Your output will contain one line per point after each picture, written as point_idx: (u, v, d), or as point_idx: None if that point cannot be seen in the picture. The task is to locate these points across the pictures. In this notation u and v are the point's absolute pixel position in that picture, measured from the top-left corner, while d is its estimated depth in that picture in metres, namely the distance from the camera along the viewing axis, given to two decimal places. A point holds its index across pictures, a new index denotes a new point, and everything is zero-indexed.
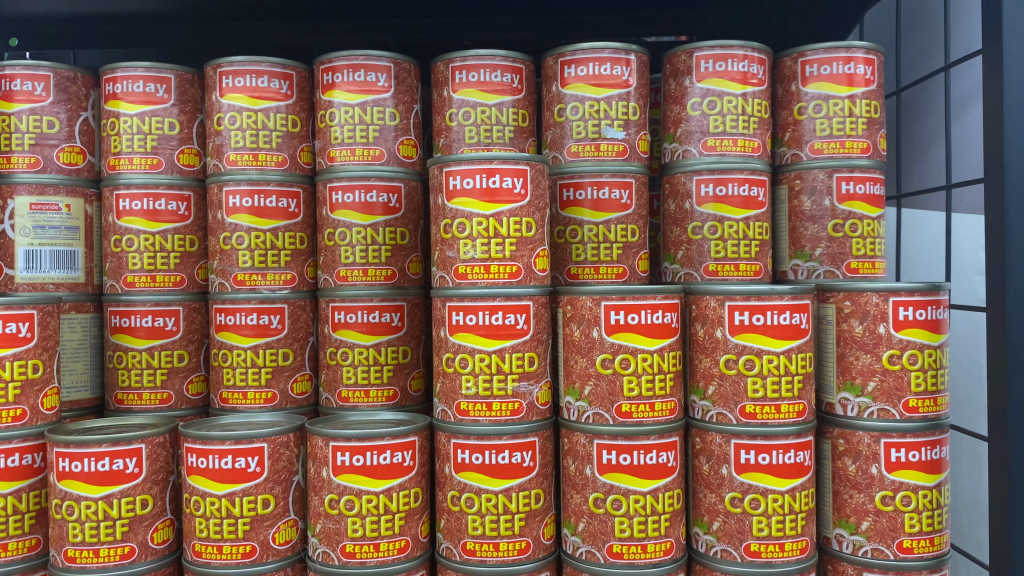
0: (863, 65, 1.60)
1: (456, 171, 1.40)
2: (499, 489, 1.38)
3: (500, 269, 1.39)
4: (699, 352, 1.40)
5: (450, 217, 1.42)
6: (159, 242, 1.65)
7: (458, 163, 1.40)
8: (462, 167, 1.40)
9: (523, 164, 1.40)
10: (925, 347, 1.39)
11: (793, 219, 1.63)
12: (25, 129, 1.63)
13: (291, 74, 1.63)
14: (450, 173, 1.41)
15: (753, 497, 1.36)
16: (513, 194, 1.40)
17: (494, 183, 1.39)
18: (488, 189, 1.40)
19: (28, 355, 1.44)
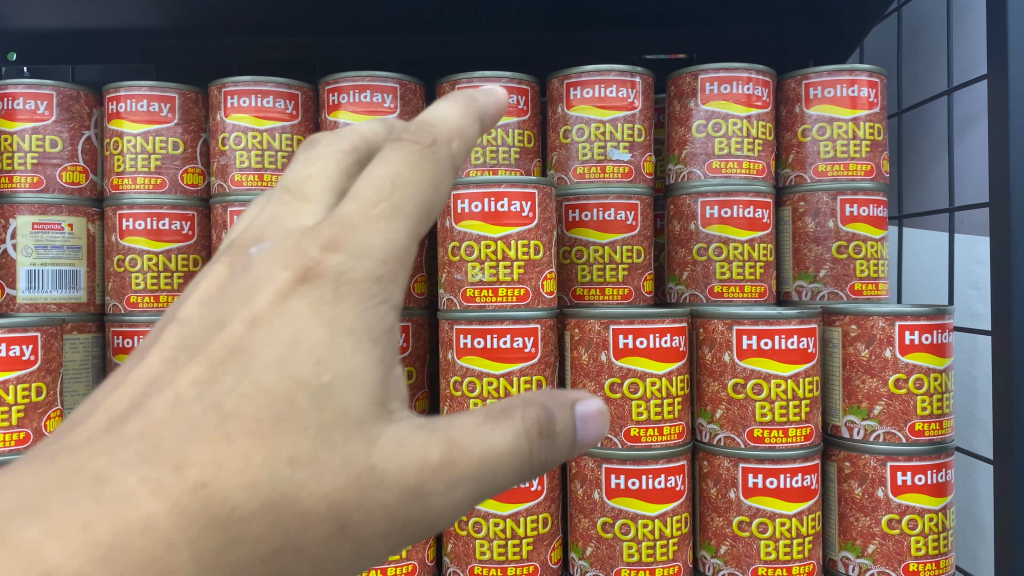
0: (866, 87, 1.61)
1: (464, 194, 1.39)
2: (507, 514, 1.37)
3: (509, 292, 1.39)
4: (706, 375, 1.41)
5: (457, 239, 1.41)
6: (162, 262, 1.64)
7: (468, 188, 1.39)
8: (472, 192, 1.39)
9: (533, 186, 1.40)
10: (931, 371, 1.40)
11: (798, 241, 1.64)
12: (27, 147, 1.61)
13: (296, 94, 1.63)
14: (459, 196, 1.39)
15: (761, 521, 1.36)
16: (522, 217, 1.40)
17: (505, 207, 1.39)
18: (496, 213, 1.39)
19: (32, 378, 1.43)
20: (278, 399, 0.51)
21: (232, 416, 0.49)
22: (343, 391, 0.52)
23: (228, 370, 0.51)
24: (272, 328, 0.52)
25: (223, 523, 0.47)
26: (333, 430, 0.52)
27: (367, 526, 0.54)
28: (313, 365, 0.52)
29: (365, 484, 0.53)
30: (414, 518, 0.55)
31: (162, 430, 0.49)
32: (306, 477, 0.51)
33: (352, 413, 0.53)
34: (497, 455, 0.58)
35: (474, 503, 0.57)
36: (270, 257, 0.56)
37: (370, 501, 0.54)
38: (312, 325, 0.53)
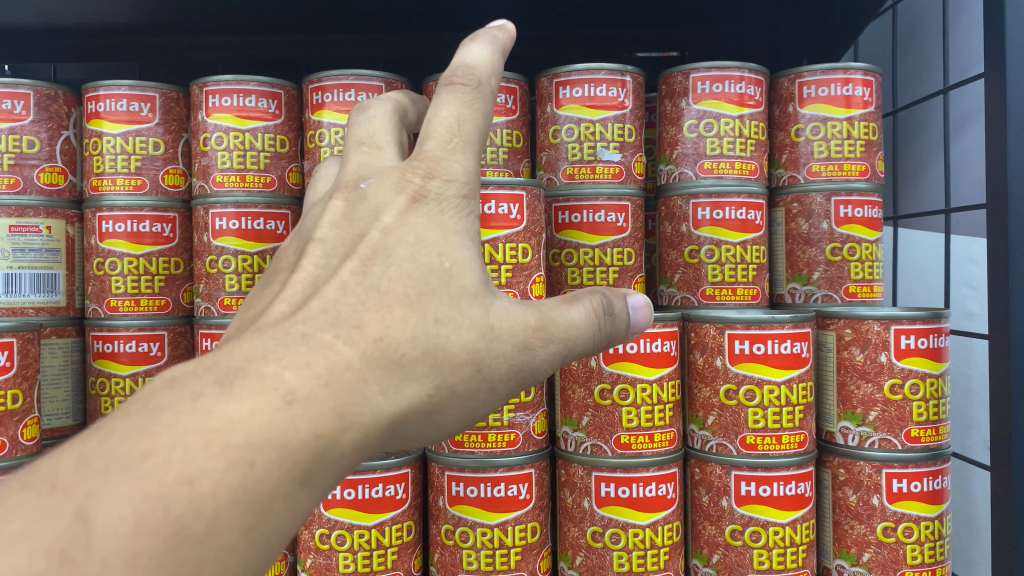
0: (861, 86, 1.58)
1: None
2: (495, 523, 1.35)
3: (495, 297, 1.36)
4: (698, 381, 1.38)
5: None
6: (143, 265, 1.60)
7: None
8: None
9: (521, 189, 1.38)
10: (927, 376, 1.37)
11: (791, 242, 1.61)
12: (3, 148, 1.56)
13: (279, 93, 1.59)
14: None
15: (754, 529, 1.34)
16: (510, 220, 1.37)
17: (493, 209, 1.36)
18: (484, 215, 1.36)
19: (8, 385, 1.39)
20: (416, 281, 0.72)
21: (390, 289, 0.71)
22: (457, 272, 0.75)
23: (375, 265, 0.72)
24: (398, 238, 0.73)
25: (404, 360, 0.69)
26: (459, 301, 0.74)
27: (490, 370, 0.77)
28: (432, 255, 0.73)
29: (485, 339, 0.76)
30: (523, 367, 0.79)
31: (343, 303, 0.69)
32: (446, 330, 0.73)
33: (467, 287, 0.75)
34: (577, 331, 0.83)
35: (561, 360, 0.82)
36: (391, 186, 0.76)
37: (491, 352, 0.77)
38: (431, 229, 0.74)
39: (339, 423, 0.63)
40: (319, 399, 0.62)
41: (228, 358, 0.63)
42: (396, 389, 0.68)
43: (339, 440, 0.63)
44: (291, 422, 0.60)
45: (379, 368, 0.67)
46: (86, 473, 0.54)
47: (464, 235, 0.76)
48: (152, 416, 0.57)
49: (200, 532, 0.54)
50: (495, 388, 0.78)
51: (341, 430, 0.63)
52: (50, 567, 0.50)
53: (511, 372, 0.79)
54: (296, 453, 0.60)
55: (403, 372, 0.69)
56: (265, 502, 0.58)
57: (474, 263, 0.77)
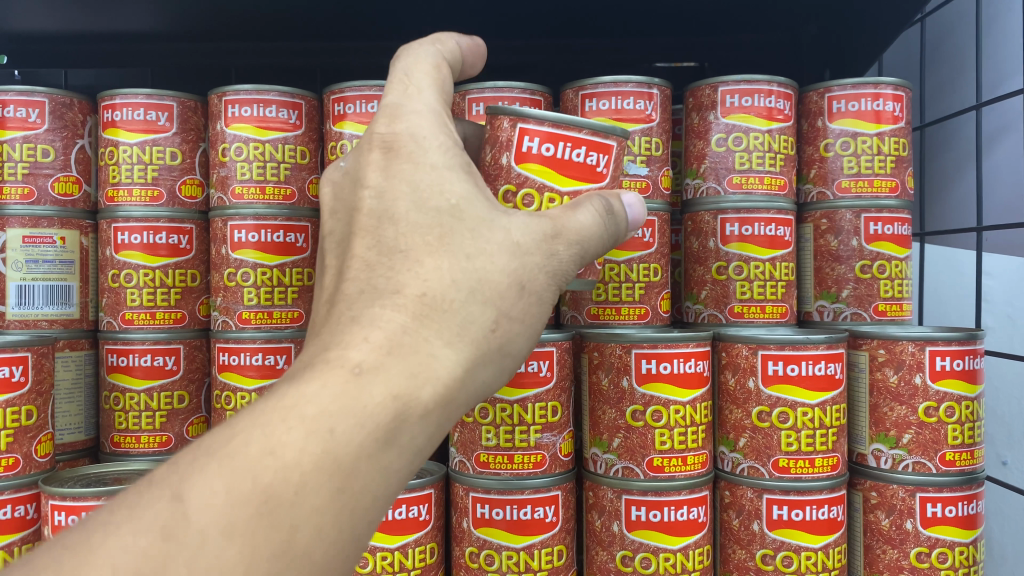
0: (891, 101, 1.55)
1: (530, 129, 0.96)
2: (521, 546, 1.32)
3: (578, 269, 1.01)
4: (729, 402, 1.35)
5: (513, 183, 0.96)
6: (158, 277, 1.57)
7: (540, 121, 0.96)
8: (543, 127, 0.96)
9: (611, 135, 0.99)
10: (962, 399, 1.34)
11: (819, 259, 1.59)
12: (18, 157, 1.54)
13: (300, 103, 1.56)
14: (524, 131, 0.96)
15: (786, 554, 1.31)
16: (595, 174, 0.98)
17: (577, 156, 0.97)
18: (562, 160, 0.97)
19: (22, 401, 1.36)
20: (435, 223, 0.76)
21: (417, 245, 0.76)
22: (470, 196, 0.79)
23: (387, 230, 0.77)
24: (398, 190, 0.78)
25: (456, 306, 0.74)
26: (478, 231, 0.78)
27: (534, 283, 0.81)
28: (440, 188, 0.78)
29: (519, 254, 0.80)
30: (555, 267, 0.83)
31: (374, 275, 0.74)
32: (483, 259, 0.77)
33: (484, 214, 0.79)
34: (587, 232, 0.87)
35: (577, 261, 0.86)
36: (364, 151, 0.82)
37: (528, 266, 0.80)
38: (427, 165, 0.79)
39: (417, 381, 0.69)
40: (388, 364, 0.68)
41: (293, 366, 0.70)
42: (461, 339, 0.74)
43: (419, 396, 0.68)
44: (359, 388, 0.65)
45: (439, 322, 0.72)
46: (177, 470, 0.58)
47: (463, 169, 0.80)
48: (235, 418, 0.63)
49: (290, 498, 0.58)
50: (539, 298, 0.82)
51: (419, 386, 0.69)
52: (154, 542, 0.54)
53: (548, 277, 0.82)
54: (375, 416, 0.65)
55: (462, 320, 0.74)
56: (352, 463, 0.62)
57: (478, 189, 0.80)
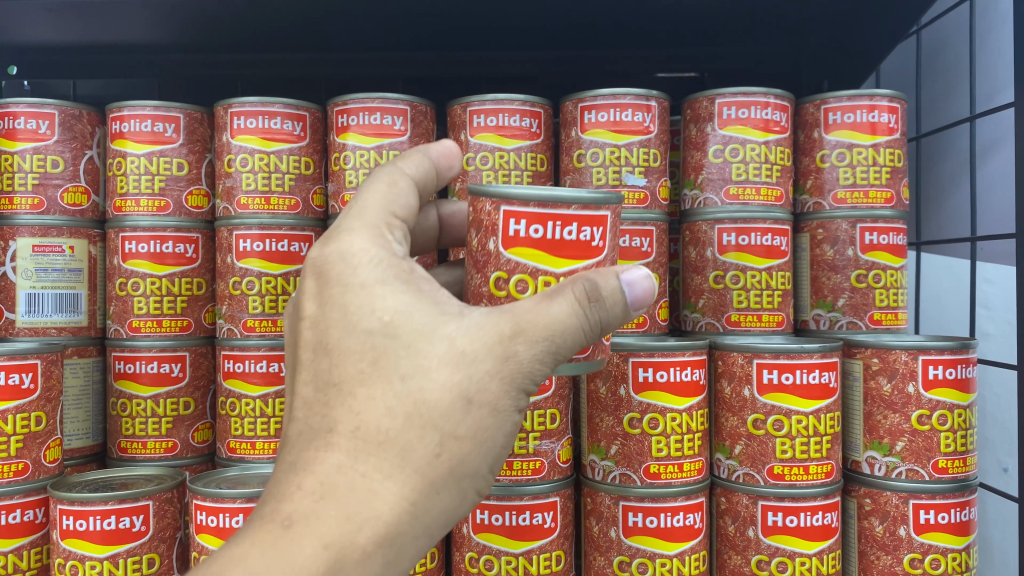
0: (886, 113, 1.57)
1: (513, 211, 0.88)
2: (520, 551, 1.34)
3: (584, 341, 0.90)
4: (725, 410, 1.37)
5: (504, 269, 0.89)
6: (165, 286, 1.60)
7: (525, 202, 0.88)
8: (529, 208, 0.88)
9: (605, 205, 0.90)
10: (955, 407, 1.36)
11: (815, 269, 1.61)
12: (28, 168, 1.57)
13: (304, 114, 1.59)
14: (509, 213, 0.89)
15: (781, 560, 1.33)
16: (592, 249, 0.89)
17: (571, 234, 0.88)
18: (555, 240, 0.89)
19: (31, 407, 1.39)
20: (368, 350, 0.78)
21: (352, 375, 0.78)
22: (404, 314, 0.78)
23: (325, 360, 0.80)
24: (332, 318, 0.80)
25: (392, 439, 0.76)
26: (414, 348, 0.77)
27: (487, 395, 0.78)
28: (371, 311, 0.79)
29: (464, 367, 0.78)
30: (517, 371, 0.79)
31: (314, 413, 0.79)
32: (419, 381, 0.77)
33: (423, 328, 0.78)
34: (561, 321, 0.79)
35: (552, 353, 0.80)
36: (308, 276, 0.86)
37: (477, 376, 0.78)
38: (358, 288, 0.80)
39: (349, 526, 0.75)
40: (322, 512, 0.75)
41: (258, 504, 0.79)
42: (401, 471, 0.77)
43: (353, 541, 0.75)
44: (293, 541, 0.74)
45: (372, 458, 0.76)
46: None
47: (399, 283, 0.80)
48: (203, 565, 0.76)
49: None
50: (502, 407, 0.79)
51: (355, 531, 0.75)
52: None
53: (509, 384, 0.79)
54: (310, 566, 0.73)
55: (400, 452, 0.76)
56: None
57: (417, 299, 0.80)
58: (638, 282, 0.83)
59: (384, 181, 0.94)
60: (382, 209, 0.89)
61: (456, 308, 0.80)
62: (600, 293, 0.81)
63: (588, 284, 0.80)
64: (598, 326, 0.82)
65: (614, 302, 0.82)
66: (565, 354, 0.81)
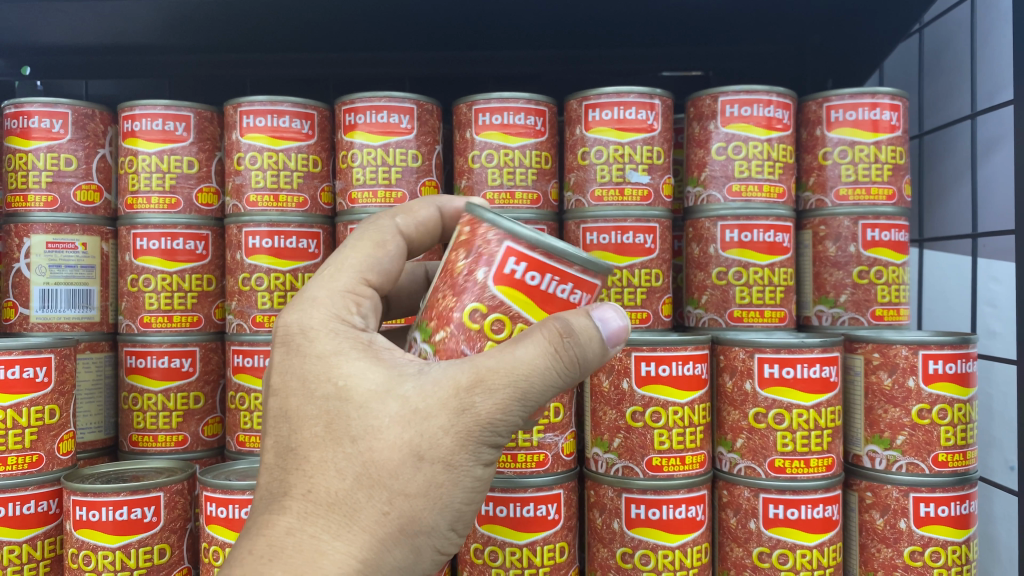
0: (888, 111, 1.59)
1: (514, 249, 0.86)
2: (524, 542, 1.36)
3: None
4: (727, 404, 1.39)
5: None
6: (176, 282, 1.62)
7: (532, 249, 0.85)
8: (532, 254, 0.86)
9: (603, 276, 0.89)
10: (955, 401, 1.38)
11: (818, 265, 1.62)
12: (42, 166, 1.60)
13: (312, 113, 1.61)
14: (511, 251, 0.86)
15: (782, 552, 1.35)
16: None
17: (562, 292, 0.87)
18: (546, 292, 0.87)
19: (45, 400, 1.41)
20: (324, 413, 0.82)
21: (306, 440, 0.82)
22: (358, 379, 0.82)
23: (283, 426, 0.84)
24: (290, 386, 0.85)
25: (341, 498, 0.79)
26: (366, 409, 0.81)
27: (440, 451, 0.80)
28: (327, 376, 0.83)
29: (417, 424, 0.80)
30: (474, 424, 0.80)
31: (274, 478, 0.82)
32: (369, 441, 0.80)
33: (376, 390, 0.81)
34: (527, 364, 0.81)
35: (516, 401, 0.81)
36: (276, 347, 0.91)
37: (430, 433, 0.80)
38: (314, 354, 0.85)
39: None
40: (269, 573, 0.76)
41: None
42: (351, 531, 0.79)
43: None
44: None
45: (322, 519, 0.78)
46: None
47: (354, 349, 0.85)
48: None
49: None
50: (457, 462, 0.81)
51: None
52: None
53: (463, 440, 0.81)
54: None
55: (349, 511, 0.79)
56: None
57: (373, 363, 0.84)
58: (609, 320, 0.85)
59: (361, 250, 0.97)
60: (349, 279, 0.94)
61: (414, 370, 0.83)
62: (575, 333, 0.81)
63: (561, 321, 0.81)
64: (566, 372, 0.83)
65: (589, 345, 0.82)
66: (532, 400, 0.82)
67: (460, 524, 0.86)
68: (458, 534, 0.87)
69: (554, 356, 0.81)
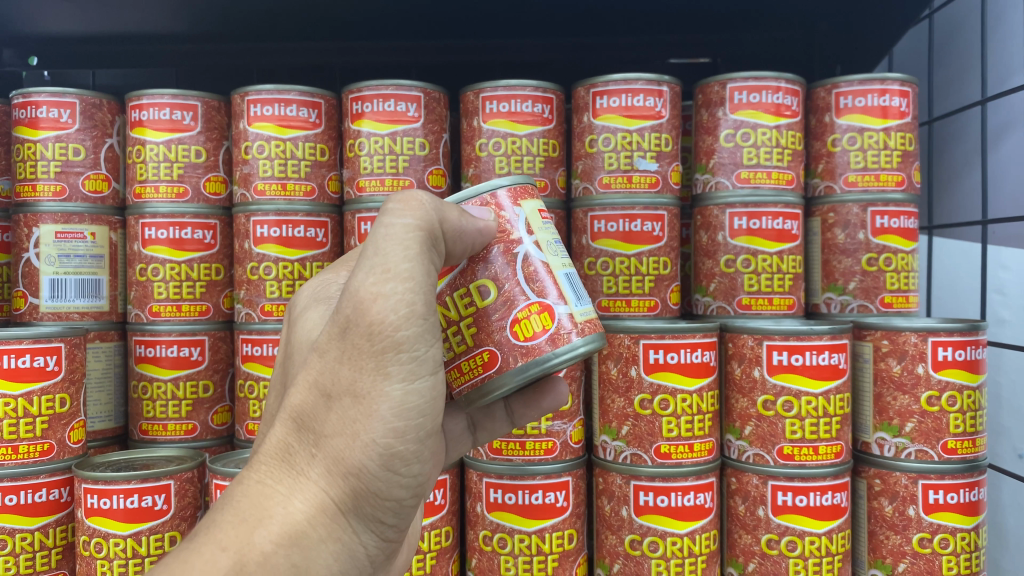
0: (898, 97, 1.58)
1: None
2: (533, 529, 1.36)
3: (529, 323, 0.81)
4: (736, 391, 1.39)
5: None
6: (184, 271, 1.63)
7: None
8: None
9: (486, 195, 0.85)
10: (964, 388, 1.37)
11: (826, 252, 1.62)
12: (50, 156, 1.61)
13: (319, 102, 1.61)
14: None
15: (790, 539, 1.35)
16: None
17: None
18: None
19: (56, 389, 1.42)
20: None
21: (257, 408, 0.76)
22: None
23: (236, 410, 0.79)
24: None
25: (273, 448, 0.71)
26: None
27: (342, 381, 0.70)
28: None
29: (315, 359, 0.71)
30: (358, 336, 0.70)
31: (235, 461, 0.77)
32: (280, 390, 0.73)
33: None
34: (390, 253, 0.71)
35: (398, 297, 0.70)
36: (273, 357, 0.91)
37: (326, 363, 0.71)
38: None
39: (243, 529, 0.67)
40: (219, 519, 0.68)
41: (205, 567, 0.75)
42: (291, 474, 0.70)
43: (250, 542, 0.66)
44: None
45: (263, 467, 0.71)
46: None
47: None
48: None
49: None
50: (363, 388, 0.70)
51: (250, 531, 0.67)
52: None
53: (357, 359, 0.70)
54: None
55: (284, 456, 0.71)
56: None
57: None
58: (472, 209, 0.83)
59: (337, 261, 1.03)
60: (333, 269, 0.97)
61: None
62: (409, 200, 0.75)
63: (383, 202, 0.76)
64: (422, 242, 0.73)
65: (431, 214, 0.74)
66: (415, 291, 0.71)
67: (402, 460, 0.74)
68: (407, 471, 0.75)
69: (400, 228, 0.73)
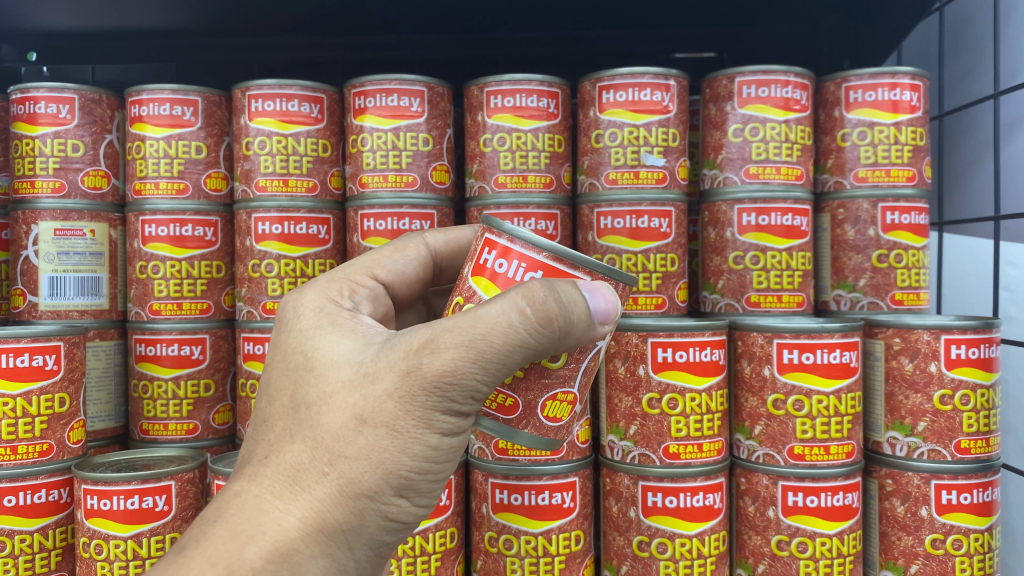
0: (909, 91, 1.56)
1: (524, 256, 0.79)
2: (539, 530, 1.35)
3: (559, 407, 0.84)
4: (745, 390, 1.37)
5: (464, 295, 0.82)
6: (185, 269, 1.61)
7: (539, 249, 0.79)
8: (500, 238, 0.81)
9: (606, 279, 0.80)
10: (978, 387, 1.35)
11: (837, 248, 1.60)
12: (49, 152, 1.58)
13: (321, 97, 1.59)
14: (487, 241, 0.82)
15: (801, 540, 1.33)
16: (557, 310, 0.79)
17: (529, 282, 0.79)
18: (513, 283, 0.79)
19: (55, 388, 1.40)
20: (293, 385, 0.78)
21: (275, 410, 0.79)
22: (327, 350, 0.78)
23: (262, 397, 0.81)
24: (273, 356, 0.82)
25: (289, 460, 0.75)
26: (325, 376, 0.77)
27: (383, 415, 0.74)
28: (301, 347, 0.80)
29: (365, 387, 0.74)
30: (419, 386, 0.73)
31: (248, 445, 0.80)
32: (320, 410, 0.76)
33: (339, 357, 0.77)
34: (488, 320, 0.72)
35: (471, 361, 0.72)
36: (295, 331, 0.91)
37: (375, 397, 0.74)
38: (294, 326, 0.82)
39: (236, 543, 0.71)
40: (211, 532, 0.72)
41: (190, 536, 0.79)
42: (295, 490, 0.74)
43: (241, 555, 0.71)
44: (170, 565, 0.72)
45: (268, 480, 0.75)
46: None
47: (332, 321, 0.81)
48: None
49: None
50: (402, 428, 0.74)
51: (240, 547, 0.71)
52: None
53: (409, 405, 0.73)
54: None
55: (294, 472, 0.75)
56: None
57: (347, 334, 0.79)
58: (601, 295, 0.76)
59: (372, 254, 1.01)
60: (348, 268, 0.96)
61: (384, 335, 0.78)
62: (545, 305, 0.72)
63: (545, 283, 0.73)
64: (530, 343, 0.73)
65: (570, 316, 0.73)
66: (492, 361, 0.73)
67: (415, 492, 0.78)
68: (417, 504, 0.79)
69: (520, 327, 0.72)
